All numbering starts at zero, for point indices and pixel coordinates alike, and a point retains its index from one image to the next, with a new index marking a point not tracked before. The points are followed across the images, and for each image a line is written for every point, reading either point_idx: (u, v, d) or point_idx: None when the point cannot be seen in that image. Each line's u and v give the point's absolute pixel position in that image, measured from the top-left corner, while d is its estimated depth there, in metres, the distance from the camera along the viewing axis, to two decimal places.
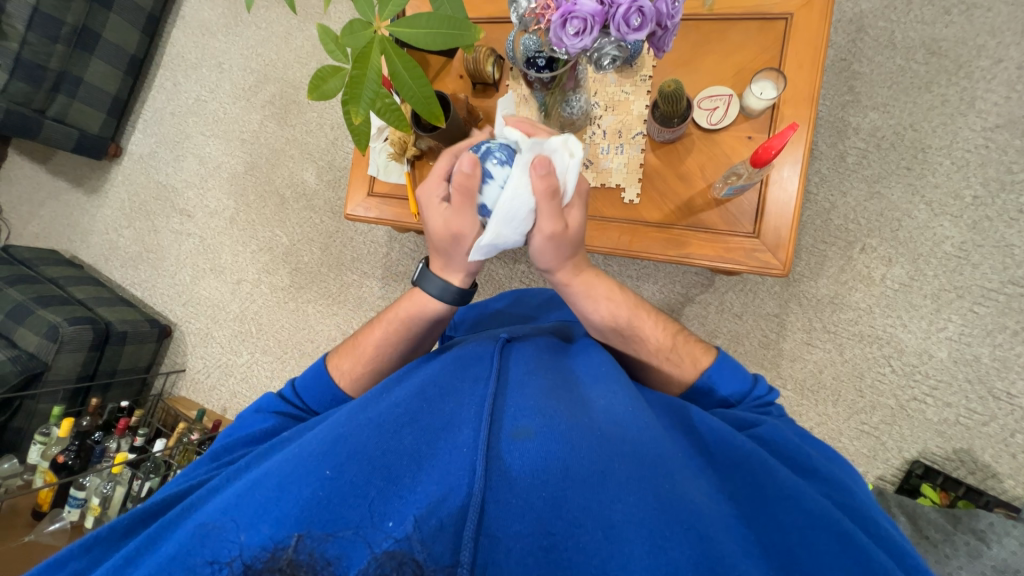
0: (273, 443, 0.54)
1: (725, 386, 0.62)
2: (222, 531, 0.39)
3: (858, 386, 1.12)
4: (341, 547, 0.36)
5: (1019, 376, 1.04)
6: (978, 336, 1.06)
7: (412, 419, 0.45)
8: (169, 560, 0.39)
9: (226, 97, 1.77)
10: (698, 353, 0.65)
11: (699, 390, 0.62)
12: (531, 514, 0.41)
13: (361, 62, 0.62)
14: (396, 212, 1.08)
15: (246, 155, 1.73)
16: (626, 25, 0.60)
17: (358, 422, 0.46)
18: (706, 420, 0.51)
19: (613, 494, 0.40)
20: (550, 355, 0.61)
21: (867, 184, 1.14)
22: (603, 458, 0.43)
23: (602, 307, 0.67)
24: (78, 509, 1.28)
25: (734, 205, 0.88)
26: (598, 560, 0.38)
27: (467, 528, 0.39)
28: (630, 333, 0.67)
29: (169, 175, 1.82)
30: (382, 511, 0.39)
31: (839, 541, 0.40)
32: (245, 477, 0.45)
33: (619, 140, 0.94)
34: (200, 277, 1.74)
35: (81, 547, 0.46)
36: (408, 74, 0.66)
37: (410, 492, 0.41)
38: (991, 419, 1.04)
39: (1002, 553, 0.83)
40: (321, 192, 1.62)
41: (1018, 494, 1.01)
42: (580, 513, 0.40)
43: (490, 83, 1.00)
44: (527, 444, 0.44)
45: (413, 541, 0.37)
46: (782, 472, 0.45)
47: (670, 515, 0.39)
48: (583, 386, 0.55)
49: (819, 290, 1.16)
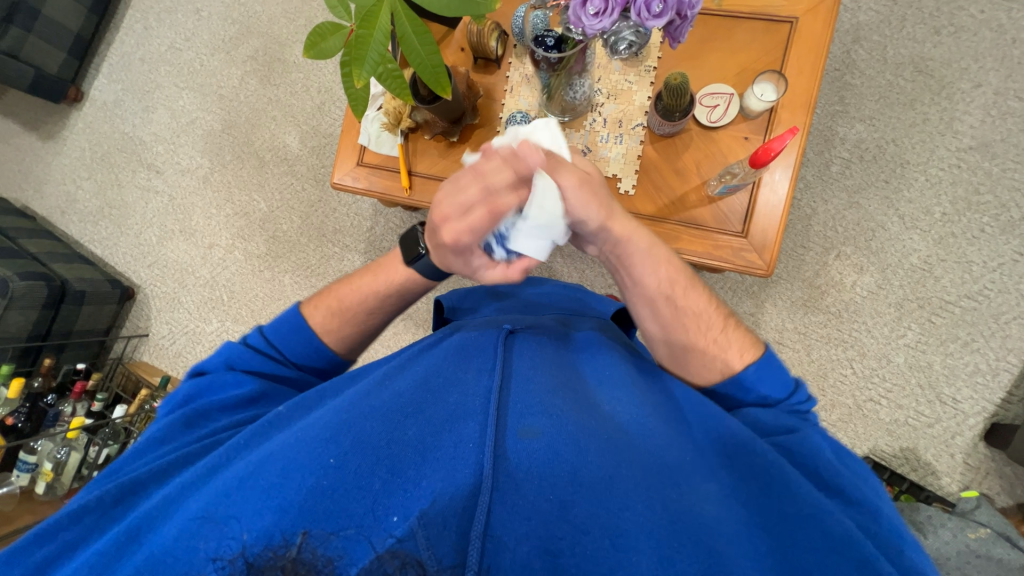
0: (267, 418, 0.53)
1: (764, 385, 0.61)
2: (224, 519, 0.40)
3: (820, 385, 1.18)
4: (343, 544, 0.37)
5: (964, 383, 1.12)
6: (933, 345, 1.14)
7: (415, 413, 0.48)
8: (170, 548, 0.39)
9: (203, 47, 1.66)
10: (745, 344, 0.64)
11: (739, 381, 0.61)
12: (537, 515, 0.41)
13: (369, 21, 0.58)
14: (386, 185, 1.05)
15: (224, 112, 1.63)
16: (646, 10, 0.59)
17: (362, 410, 0.48)
18: (721, 426, 0.52)
19: (621, 502, 0.42)
20: (553, 349, 0.62)
21: (848, 194, 1.19)
22: (609, 463, 0.44)
23: (658, 272, 0.67)
24: (27, 474, 1.21)
25: (725, 204, 0.90)
26: (609, 566, 0.38)
27: (474, 527, 0.39)
28: (681, 304, 0.66)
29: (137, 126, 1.70)
30: (385, 504, 0.40)
31: (860, 566, 0.41)
32: (249, 456, 0.47)
33: (619, 130, 0.94)
34: (168, 239, 1.65)
35: (71, 516, 0.46)
36: (417, 38, 0.63)
37: (415, 486, 0.42)
38: (936, 421, 1.13)
39: (937, 542, 0.90)
40: (304, 158, 1.55)
41: (952, 490, 1.10)
42: (588, 518, 0.41)
43: (492, 59, 0.97)
44: (534, 443, 0.46)
45: (417, 539, 0.37)
46: (803, 490, 0.46)
47: (676, 527, 0.41)
48: (589, 388, 0.57)
49: (793, 293, 1.21)
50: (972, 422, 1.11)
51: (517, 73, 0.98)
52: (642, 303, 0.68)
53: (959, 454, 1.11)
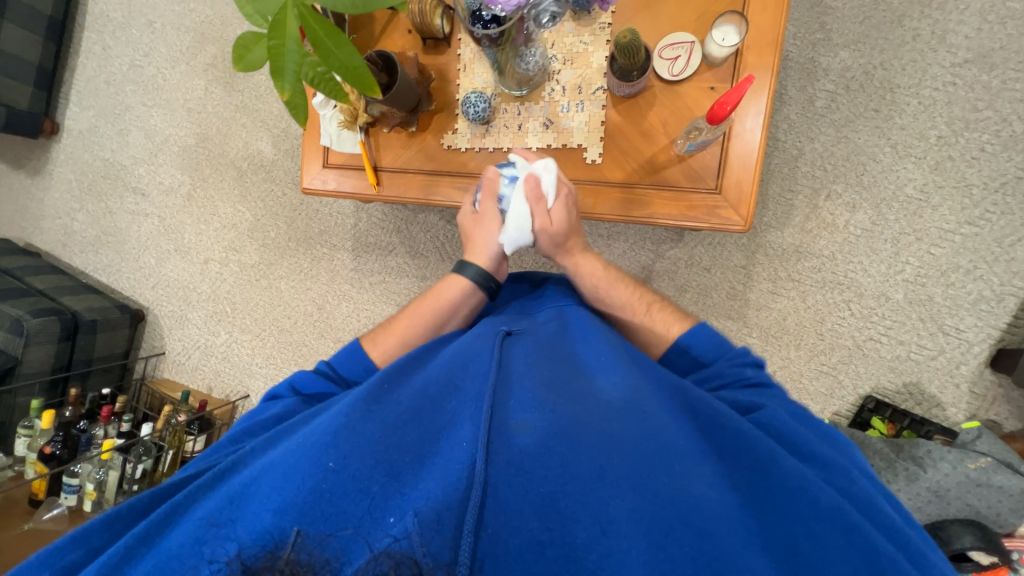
0: (278, 429, 0.56)
1: (698, 346, 0.68)
2: (227, 522, 0.43)
3: (818, 330, 1.17)
4: (341, 544, 0.41)
5: (968, 312, 1.09)
6: (933, 277, 1.10)
7: (413, 414, 0.50)
8: (183, 552, 0.43)
9: (163, 61, 1.63)
10: (671, 319, 0.72)
11: (677, 348, 0.69)
12: (528, 511, 0.44)
13: (278, 30, 0.55)
14: (355, 184, 1.04)
15: (195, 125, 1.62)
16: None
17: (359, 412, 0.50)
18: (708, 402, 0.53)
19: (616, 495, 0.44)
20: (549, 342, 0.63)
21: (835, 128, 1.13)
22: (600, 453, 0.46)
23: (597, 272, 0.77)
24: (75, 494, 1.31)
25: (696, 161, 0.87)
26: (596, 555, 0.42)
27: (466, 524, 0.43)
28: (613, 297, 0.76)
29: (115, 151, 1.71)
30: (382, 508, 0.44)
31: (846, 532, 0.43)
32: (253, 464, 0.49)
33: (579, 97, 0.90)
34: (166, 259, 1.69)
35: (98, 524, 0.49)
36: (331, 41, 0.59)
37: (413, 489, 0.45)
38: (939, 353, 1.11)
39: (936, 475, 0.87)
40: (280, 162, 1.54)
41: (958, 419, 1.10)
42: (579, 509, 0.44)
43: (440, 38, 0.93)
44: (527, 438, 0.48)
45: (412, 538, 0.41)
46: (789, 464, 0.47)
47: (669, 509, 0.43)
48: (584, 373, 0.57)
49: (785, 240, 1.18)
50: (977, 350, 1.09)
51: (468, 49, 0.94)
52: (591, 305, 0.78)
53: (964, 384, 1.10)
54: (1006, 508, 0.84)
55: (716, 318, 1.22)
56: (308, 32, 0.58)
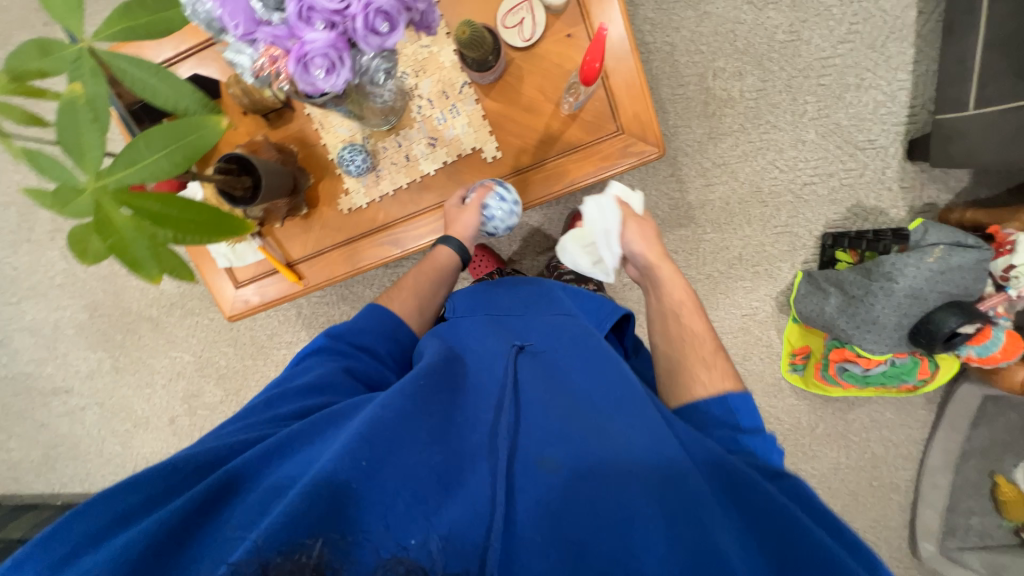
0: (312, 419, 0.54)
1: (743, 416, 0.66)
2: (242, 529, 0.42)
3: (761, 199, 1.21)
4: (356, 547, 0.39)
5: (874, 122, 1.14)
6: (833, 105, 1.14)
7: (442, 441, 0.51)
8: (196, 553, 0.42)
9: (5, 249, 1.43)
10: (725, 372, 0.72)
11: (712, 411, 0.67)
12: (545, 553, 0.45)
13: (108, 229, 0.40)
14: (280, 289, 0.96)
15: (80, 297, 1.45)
16: (375, 33, 0.51)
17: (394, 422, 0.49)
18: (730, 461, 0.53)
19: (639, 544, 0.45)
20: (564, 373, 0.65)
21: (693, 9, 1.12)
22: (620, 507, 0.47)
23: (679, 292, 0.84)
24: None
25: (588, 113, 0.84)
26: None
27: (486, 560, 0.43)
28: (687, 322, 0.81)
29: (10, 363, 1.52)
30: (405, 526, 0.43)
31: None
32: (279, 473, 0.48)
33: (449, 102, 0.84)
34: (128, 440, 1.54)
35: (109, 493, 0.47)
36: (176, 204, 0.42)
37: (438, 513, 0.45)
38: (864, 169, 1.17)
39: (908, 281, 0.95)
40: (189, 290, 1.41)
41: (901, 217, 1.19)
42: (600, 561, 0.45)
43: (280, 108, 0.85)
44: (550, 477, 0.50)
45: (435, 555, 0.40)
46: (818, 537, 0.46)
47: (680, 557, 0.45)
48: (601, 412, 0.58)
49: (696, 133, 1.18)
50: (893, 150, 1.16)
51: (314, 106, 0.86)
52: (658, 317, 0.84)
53: (895, 185, 1.17)
54: (970, 279, 0.93)
55: (671, 231, 1.24)
56: (141, 210, 0.41)
